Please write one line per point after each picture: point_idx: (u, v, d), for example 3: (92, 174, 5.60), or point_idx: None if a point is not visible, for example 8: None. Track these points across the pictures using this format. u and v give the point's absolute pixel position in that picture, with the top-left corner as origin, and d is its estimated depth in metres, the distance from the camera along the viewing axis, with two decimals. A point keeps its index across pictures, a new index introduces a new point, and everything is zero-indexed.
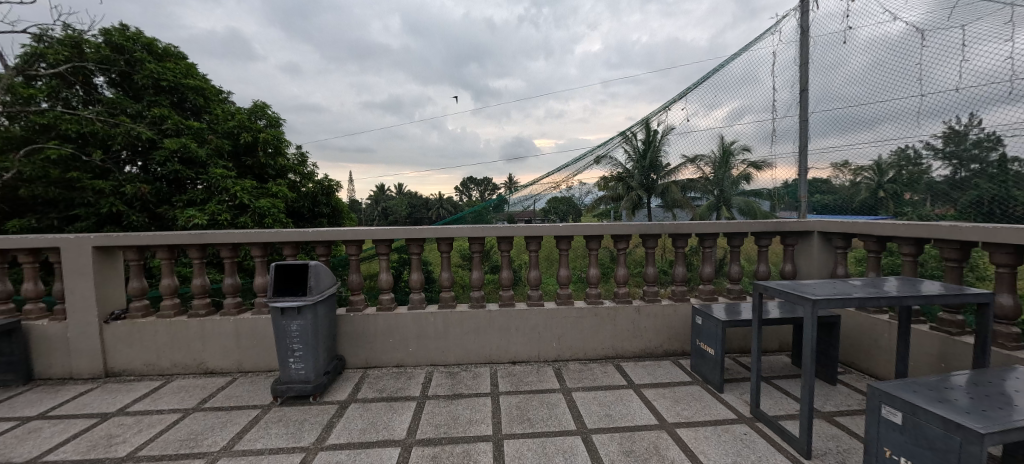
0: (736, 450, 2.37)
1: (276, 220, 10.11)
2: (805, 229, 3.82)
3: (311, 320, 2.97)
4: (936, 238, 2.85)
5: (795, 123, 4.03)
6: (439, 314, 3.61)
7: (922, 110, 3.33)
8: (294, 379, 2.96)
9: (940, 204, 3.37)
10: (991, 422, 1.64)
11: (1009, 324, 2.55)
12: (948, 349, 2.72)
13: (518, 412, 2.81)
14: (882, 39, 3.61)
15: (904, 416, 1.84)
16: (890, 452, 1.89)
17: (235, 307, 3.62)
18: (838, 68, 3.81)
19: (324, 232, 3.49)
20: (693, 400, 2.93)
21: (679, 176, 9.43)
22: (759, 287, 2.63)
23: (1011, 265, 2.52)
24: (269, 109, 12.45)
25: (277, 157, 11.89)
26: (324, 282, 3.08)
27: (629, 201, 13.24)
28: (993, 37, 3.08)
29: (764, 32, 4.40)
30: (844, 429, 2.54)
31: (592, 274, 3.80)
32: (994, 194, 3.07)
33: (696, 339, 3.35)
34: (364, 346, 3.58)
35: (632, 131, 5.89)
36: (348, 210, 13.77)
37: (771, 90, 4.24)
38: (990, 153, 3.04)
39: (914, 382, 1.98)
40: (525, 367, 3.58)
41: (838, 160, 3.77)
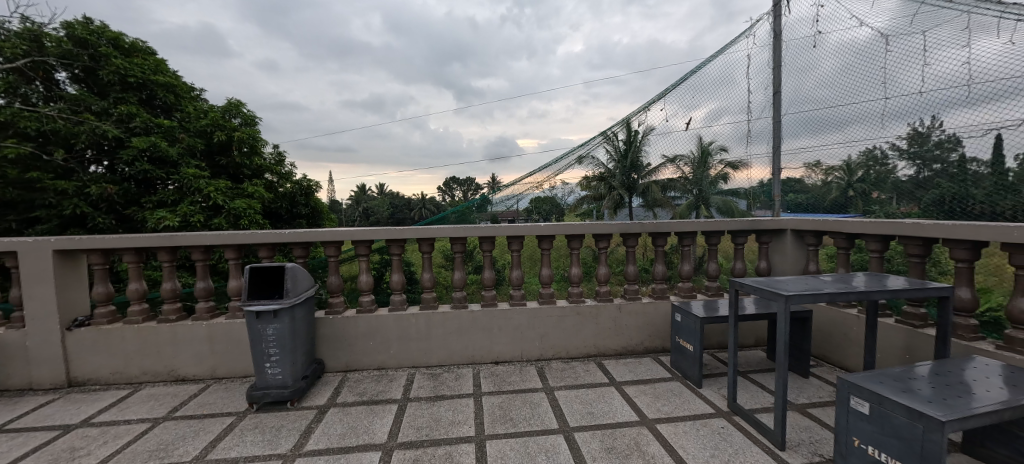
0: (714, 443, 2.43)
1: (252, 221, 9.87)
2: (780, 227, 3.92)
3: (288, 323, 2.90)
4: (901, 234, 2.97)
5: (768, 124, 4.15)
6: (421, 315, 3.57)
7: (886, 112, 3.47)
8: (271, 384, 2.88)
9: (905, 203, 3.52)
10: (951, 411, 1.71)
11: (967, 316, 2.67)
12: (912, 341, 2.84)
13: (500, 412, 2.81)
14: (850, 44, 3.74)
15: (871, 406, 1.91)
16: (859, 441, 1.96)
17: (208, 312, 3.50)
18: (809, 71, 3.93)
19: (301, 233, 3.41)
20: (672, 396, 2.98)
21: (659, 175, 9.61)
22: (735, 284, 2.69)
23: (968, 260, 2.64)
24: (244, 107, 12.10)
25: (253, 156, 11.54)
26: (301, 285, 3.01)
27: (611, 201, 13.41)
28: (952, 43, 3.23)
29: (738, 36, 4.53)
30: (816, 420, 2.62)
31: (575, 273, 3.83)
32: (954, 194, 3.20)
33: (676, 336, 3.41)
34: (344, 349, 3.52)
35: (613, 131, 5.94)
36: (329, 211, 13.53)
37: (746, 91, 4.35)
38: (950, 153, 3.19)
39: (881, 373, 2.06)
40: (508, 367, 3.58)
41: (810, 160, 3.88)
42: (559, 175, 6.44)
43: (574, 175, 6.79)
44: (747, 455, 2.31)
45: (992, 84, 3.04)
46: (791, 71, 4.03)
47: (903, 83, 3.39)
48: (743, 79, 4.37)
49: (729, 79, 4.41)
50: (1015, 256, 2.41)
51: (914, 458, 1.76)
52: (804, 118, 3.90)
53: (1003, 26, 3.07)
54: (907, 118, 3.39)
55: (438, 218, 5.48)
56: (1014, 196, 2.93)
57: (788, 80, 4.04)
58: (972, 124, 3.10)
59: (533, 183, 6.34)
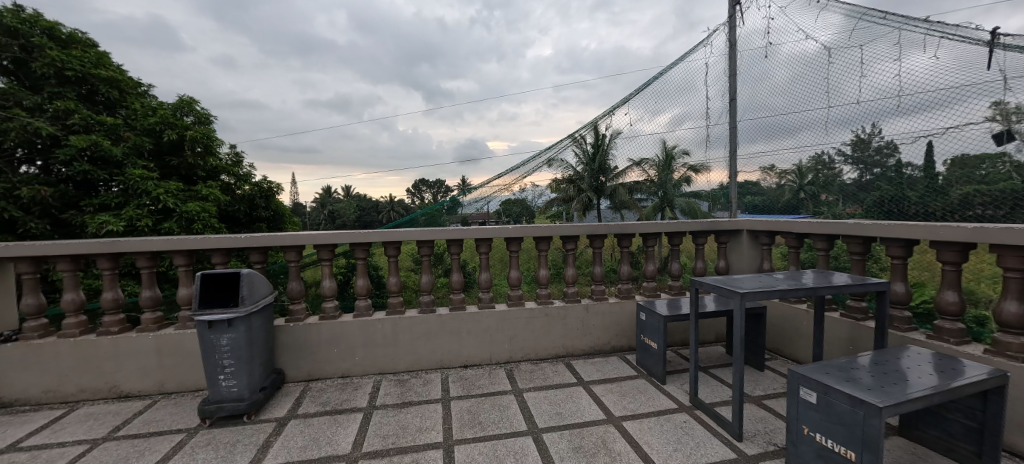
0: (676, 437, 2.51)
1: (207, 225, 9.39)
2: (736, 228, 4.12)
3: (244, 332, 2.76)
4: (844, 234, 3.18)
5: (725, 130, 4.45)
6: (387, 320, 3.49)
7: (830, 120, 3.68)
8: (225, 398, 2.74)
9: (850, 204, 3.61)
10: (887, 397, 1.84)
11: (901, 308, 2.89)
12: (855, 333, 3.03)
13: (469, 416, 2.79)
14: (799, 55, 3.97)
15: (817, 396, 2.03)
16: (808, 429, 2.08)
17: (155, 322, 3.29)
18: (763, 80, 4.20)
19: (258, 237, 3.26)
20: (638, 393, 3.06)
21: (626, 179, 9.90)
22: (695, 283, 2.80)
23: (902, 256, 2.87)
24: (197, 105, 11.49)
25: (207, 157, 10.96)
26: (258, 292, 2.87)
27: (579, 203, 13.71)
28: (886, 57, 3.44)
29: (697, 44, 4.71)
30: (771, 411, 2.76)
31: (543, 274, 3.86)
32: (891, 195, 3.35)
33: (641, 334, 3.50)
34: (306, 358, 3.40)
35: (581, 134, 6.00)
36: (291, 214, 13.09)
37: (704, 98, 4.56)
38: (888, 158, 3.30)
39: (828, 364, 2.19)
40: (477, 370, 3.55)
41: (765, 164, 4.13)
42: (527, 177, 6.43)
43: (543, 178, 6.84)
44: (708, 448, 2.39)
45: (920, 95, 3.24)
46: (746, 80, 4.33)
47: (843, 94, 3.61)
48: (703, 86, 4.57)
49: (690, 86, 4.60)
50: (942, 253, 2.63)
51: (856, 443, 1.88)
52: (758, 123, 4.18)
53: (930, 42, 3.28)
54: (850, 126, 3.57)
55: (406, 220, 5.27)
56: (944, 198, 3.02)
57: (742, 88, 4.35)
58: (908, 131, 3.24)
59: (502, 185, 6.17)
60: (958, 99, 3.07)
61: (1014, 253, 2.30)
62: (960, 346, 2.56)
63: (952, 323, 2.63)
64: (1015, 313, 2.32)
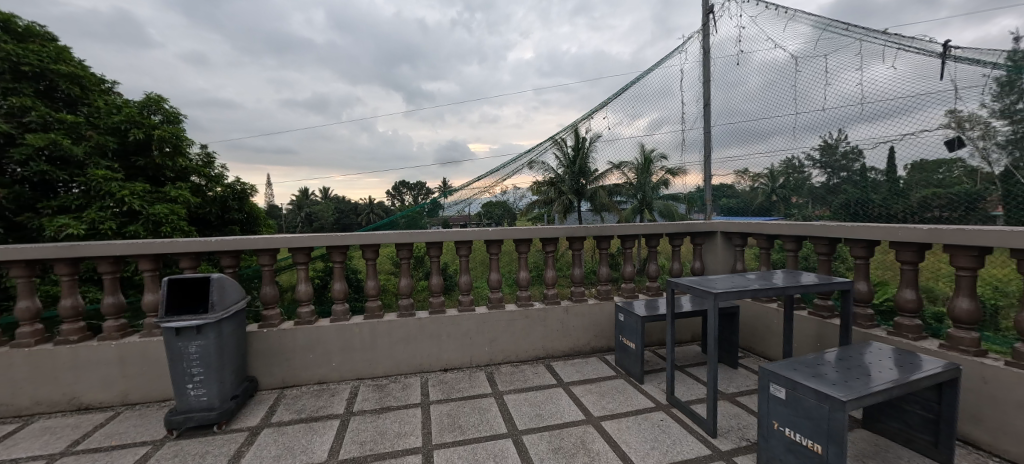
0: (654, 436, 2.55)
1: (176, 228, 9.03)
2: (711, 230, 4.24)
3: (214, 339, 2.67)
4: (811, 235, 3.31)
5: (700, 135, 4.67)
6: (365, 325, 3.44)
7: (798, 125, 3.80)
8: (194, 407, 2.64)
9: (819, 206, 3.70)
10: (851, 392, 1.92)
11: (864, 306, 3.03)
12: (823, 330, 3.15)
13: (448, 420, 2.77)
14: (769, 62, 4.10)
15: (786, 391, 2.10)
16: (778, 424, 2.14)
17: (119, 330, 3.15)
18: (737, 86, 4.36)
19: (230, 241, 3.15)
20: (617, 393, 3.10)
21: (607, 181, 10.05)
22: (671, 284, 2.86)
23: (865, 256, 3.02)
24: (166, 103, 11.08)
25: (177, 157, 10.58)
26: (229, 298, 2.79)
27: (560, 205, 13.84)
28: (849, 66, 3.54)
29: (673, 51, 4.85)
30: (744, 407, 2.84)
31: (523, 276, 3.87)
32: (857, 198, 3.46)
33: (619, 335, 3.55)
34: (280, 364, 3.31)
35: (561, 136, 6.04)
36: (266, 216, 12.76)
37: (680, 103, 4.72)
38: (853, 163, 3.42)
39: (797, 361, 2.27)
40: (456, 373, 3.53)
41: (740, 167, 4.30)
42: (507, 179, 6.39)
43: (524, 180, 6.86)
44: (684, 446, 2.44)
45: (880, 103, 3.33)
46: (720, 86, 4.55)
47: (810, 100, 3.73)
48: (678, 91, 4.73)
49: (667, 90, 4.71)
50: (901, 253, 2.77)
51: (823, 437, 1.95)
52: (732, 129, 4.36)
53: (889, 53, 3.37)
54: (818, 132, 3.69)
55: (385, 222, 5.07)
56: (905, 201, 3.17)
57: (718, 94, 4.59)
58: (872, 136, 3.35)
59: (482, 187, 6.07)
60: (917, 108, 3.16)
61: (965, 253, 2.44)
62: (918, 341, 2.69)
63: (910, 319, 2.77)
64: (967, 309, 2.45)
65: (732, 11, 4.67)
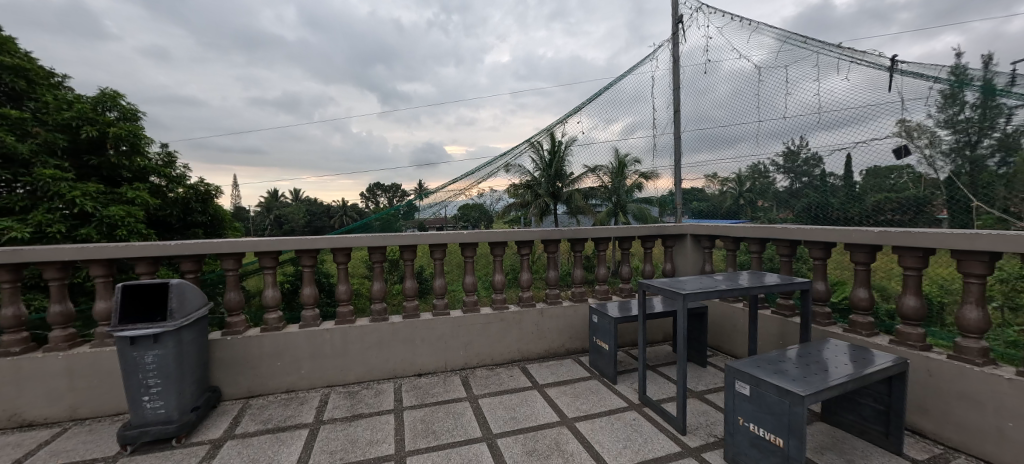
0: (626, 435, 2.59)
1: (133, 231, 8.57)
2: (681, 232, 4.37)
3: (173, 348, 2.55)
4: (774, 238, 3.47)
5: (672, 140, 4.80)
6: (336, 330, 3.35)
7: (762, 132, 3.95)
8: (150, 421, 2.51)
9: (782, 209, 3.87)
10: (810, 387, 2.01)
11: (822, 304, 3.19)
12: (785, 329, 3.29)
13: (422, 426, 2.73)
14: (735, 72, 4.26)
15: (750, 388, 2.18)
16: (743, 420, 2.22)
17: (66, 340, 2.96)
18: (706, 93, 4.51)
19: (191, 244, 3.01)
20: (590, 394, 3.14)
21: (582, 184, 10.18)
22: (643, 285, 2.91)
23: (822, 257, 3.18)
24: (122, 99, 10.54)
25: (135, 156, 10.08)
26: (190, 305, 2.66)
27: (537, 208, 13.96)
28: (808, 77, 3.70)
29: (645, 57, 4.99)
30: (712, 404, 2.93)
31: (498, 279, 3.87)
32: (818, 202, 3.61)
33: (593, 336, 3.60)
34: (246, 373, 3.19)
35: (538, 139, 6.07)
36: (232, 219, 12.30)
37: (652, 108, 4.88)
38: (814, 168, 3.55)
39: (761, 359, 2.36)
40: (430, 378, 3.49)
41: (708, 172, 4.42)
42: (482, 182, 6.35)
43: (500, 183, 6.87)
44: (655, 443, 2.50)
45: (837, 112, 3.49)
46: (689, 92, 4.70)
47: (773, 108, 3.89)
48: (651, 97, 4.89)
49: (641, 96, 4.87)
50: (855, 254, 2.93)
51: (785, 432, 2.03)
52: (702, 134, 4.49)
53: (842, 65, 3.51)
54: (781, 138, 3.83)
55: (359, 224, 4.82)
56: (861, 204, 3.35)
57: (686, 101, 4.73)
58: (830, 144, 3.49)
59: (458, 190, 5.95)
60: (870, 117, 3.31)
61: (912, 253, 2.60)
62: (871, 337, 2.85)
63: (863, 316, 2.92)
64: (913, 306, 2.62)
65: (699, 22, 4.83)
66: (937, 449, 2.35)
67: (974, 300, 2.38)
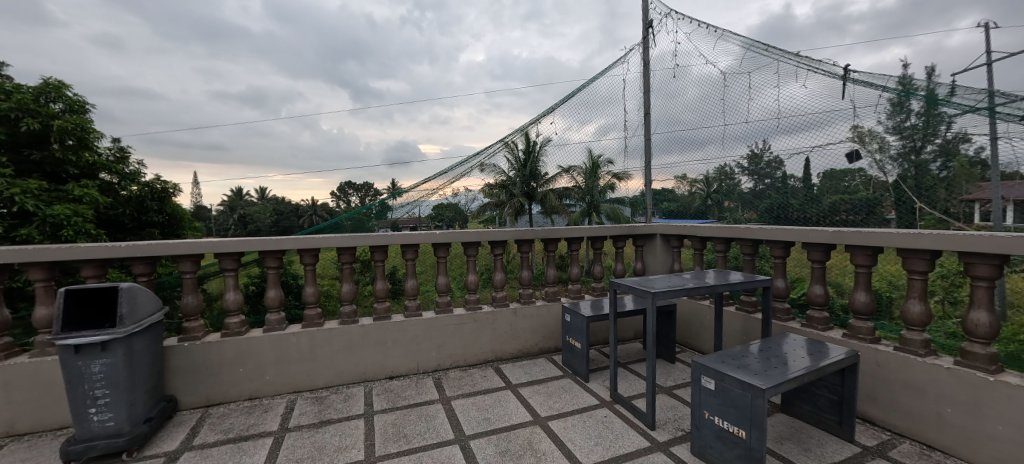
0: (598, 432, 2.63)
1: (80, 231, 8.04)
2: (651, 232, 4.49)
3: (123, 356, 2.39)
4: (738, 237, 3.61)
5: (642, 142, 4.96)
6: (303, 334, 3.24)
7: (728, 136, 4.07)
8: (98, 434, 2.35)
9: (747, 210, 4.03)
10: (770, 380, 2.10)
11: (782, 300, 3.33)
12: (748, 324, 3.42)
13: (393, 430, 2.68)
14: (703, 76, 4.38)
15: (715, 383, 2.25)
16: (708, 414, 2.29)
17: (2, 350, 2.73)
18: (676, 97, 4.63)
19: (143, 245, 2.83)
20: (563, 392, 3.16)
21: (557, 184, 10.28)
22: (614, 284, 2.96)
23: (782, 256, 3.33)
24: (68, 90, 9.89)
25: (83, 150, 9.49)
26: (142, 310, 2.51)
27: (512, 207, 14.19)
28: (769, 84, 3.83)
29: (617, 60, 5.07)
30: (680, 399, 3.01)
31: (471, 280, 3.85)
32: (779, 203, 3.77)
33: (566, 335, 3.63)
34: (205, 380, 3.04)
35: (512, 139, 6.08)
36: (191, 218, 11.74)
37: (623, 110, 4.99)
38: (775, 171, 3.72)
39: (725, 354, 2.44)
40: (402, 381, 3.43)
41: (678, 174, 4.55)
42: (456, 181, 6.28)
43: (474, 182, 6.85)
44: (625, 439, 2.55)
45: (797, 118, 3.61)
46: (660, 96, 4.83)
47: (737, 113, 4.02)
48: (623, 99, 5.01)
49: (614, 99, 4.97)
50: (811, 252, 3.09)
51: (747, 424, 2.11)
52: (672, 137, 4.60)
53: (801, 73, 3.64)
54: (745, 141, 3.95)
55: (329, 224, 4.68)
56: (818, 205, 3.51)
57: (657, 103, 4.86)
58: (790, 148, 3.63)
59: (430, 189, 5.85)
60: (827, 123, 3.44)
61: (863, 252, 2.76)
62: (826, 331, 3.00)
63: (819, 311, 3.07)
64: (864, 301, 2.77)
65: (669, 27, 4.96)
66: (884, 436, 2.51)
67: (918, 294, 2.54)
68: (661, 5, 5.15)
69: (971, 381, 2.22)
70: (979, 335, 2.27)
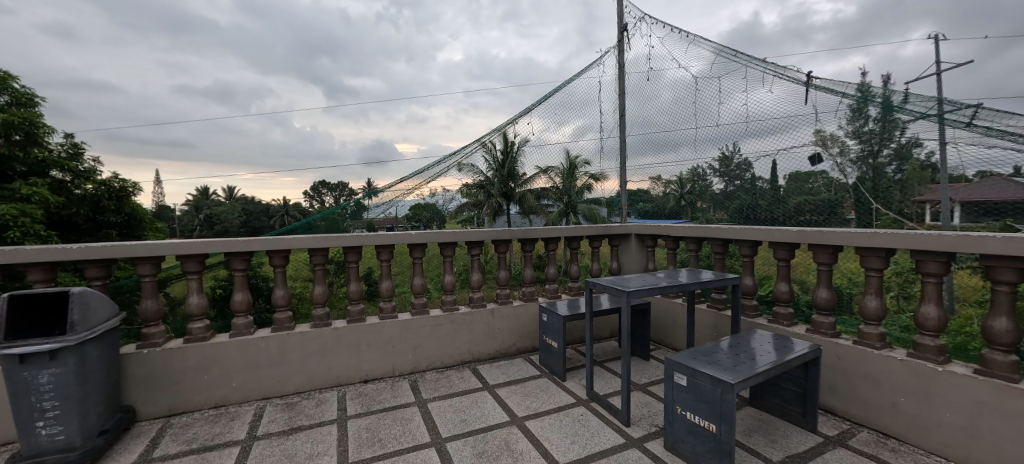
0: (574, 430, 2.65)
1: (29, 233, 7.75)
2: (626, 232, 4.57)
3: (74, 365, 2.25)
4: (708, 237, 3.73)
5: (617, 143, 5.07)
6: (272, 338, 3.14)
7: (700, 138, 4.17)
8: (46, 449, 2.21)
9: (718, 211, 4.18)
10: (738, 375, 2.16)
11: (750, 298, 3.45)
12: (719, 321, 3.52)
13: (367, 434, 2.63)
14: (676, 80, 4.48)
15: (687, 379, 2.30)
16: (681, 409, 2.34)
17: None
18: (651, 99, 4.73)
19: (95, 247, 2.67)
20: (540, 392, 3.18)
21: (535, 185, 10.34)
22: (591, 284, 2.99)
23: (750, 254, 3.45)
24: (15, 82, 9.66)
25: (32, 146, 10.02)
26: (96, 317, 2.37)
27: (489, 207, 14.20)
28: (737, 89, 3.95)
29: (592, 62, 5.13)
30: (654, 396, 3.07)
31: (448, 280, 3.81)
32: (748, 203, 3.92)
33: (543, 335, 3.65)
34: (166, 389, 2.90)
35: (490, 139, 6.08)
36: (153, 218, 11.92)
37: (600, 112, 5.08)
38: (745, 173, 3.84)
39: (696, 350, 2.50)
40: (377, 385, 3.36)
41: (653, 175, 4.63)
42: (432, 182, 6.10)
43: (451, 182, 6.78)
44: (601, 436, 2.58)
45: (764, 122, 3.72)
46: (634, 98, 4.93)
47: (708, 116, 4.12)
48: (599, 101, 5.09)
49: (590, 100, 5.04)
50: (777, 251, 3.21)
51: (717, 418, 2.17)
52: (646, 138, 4.70)
53: (767, 79, 3.76)
54: (717, 144, 4.05)
55: (300, 224, 4.55)
56: (784, 206, 3.65)
57: (632, 105, 4.96)
58: (758, 150, 3.73)
59: (407, 188, 5.62)
60: (791, 128, 3.55)
61: (825, 250, 2.90)
62: (791, 327, 3.12)
63: (785, 308, 3.20)
64: (825, 297, 2.90)
65: (643, 31, 5.03)
66: (845, 425, 2.63)
67: (873, 290, 2.68)
68: (636, 9, 5.23)
69: (922, 371, 2.35)
70: (929, 328, 2.41)
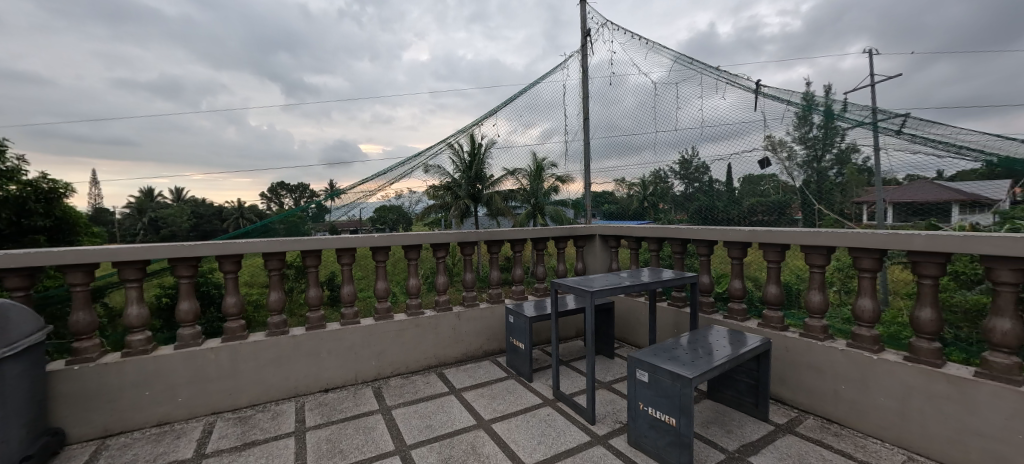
0: (540, 430, 2.67)
1: None
2: (590, 234, 4.61)
3: None
4: (668, 237, 3.85)
5: (581, 146, 5.19)
6: (223, 349, 2.97)
7: (659, 142, 4.32)
8: None
9: (678, 212, 4.30)
10: (696, 370, 2.24)
11: (707, 295, 3.60)
12: (679, 319, 3.65)
13: (327, 446, 2.53)
14: (637, 85, 4.61)
15: (649, 375, 2.36)
16: (643, 405, 2.40)
17: None
18: (614, 103, 4.86)
19: (15, 255, 2.42)
20: (507, 394, 3.17)
21: (502, 187, 10.37)
22: (556, 284, 3.02)
23: (707, 253, 3.61)
24: None
25: None
26: (17, 330, 2.15)
27: (456, 209, 14.08)
28: (694, 96, 4.09)
29: (557, 66, 5.20)
30: (618, 393, 3.14)
31: (412, 284, 3.74)
32: (706, 205, 4.08)
33: (510, 336, 3.65)
34: (102, 408, 2.68)
35: (457, 141, 6.04)
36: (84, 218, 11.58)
37: (564, 115, 5.18)
38: (703, 176, 4.02)
39: (657, 347, 2.57)
40: (338, 393, 3.25)
41: (618, 177, 4.75)
42: (398, 183, 5.96)
43: (418, 183, 6.63)
44: (567, 435, 2.61)
45: (719, 127, 3.90)
46: (598, 101, 5.05)
47: (667, 121, 4.27)
48: (564, 104, 5.18)
49: (555, 103, 5.14)
50: (732, 250, 3.36)
51: (677, 413, 2.24)
52: (609, 141, 4.84)
53: (721, 86, 3.93)
54: (676, 147, 4.18)
55: (257, 227, 4.34)
56: (739, 207, 3.85)
57: (595, 108, 5.09)
58: (714, 154, 3.91)
59: (371, 189, 5.47)
60: (744, 133, 3.74)
61: (774, 249, 3.06)
62: (744, 322, 3.28)
63: (738, 304, 3.36)
64: (775, 293, 3.08)
65: (605, 37, 5.14)
66: (793, 413, 2.78)
67: (817, 286, 2.87)
68: (598, 15, 5.34)
69: (861, 360, 2.52)
70: (865, 320, 2.59)
